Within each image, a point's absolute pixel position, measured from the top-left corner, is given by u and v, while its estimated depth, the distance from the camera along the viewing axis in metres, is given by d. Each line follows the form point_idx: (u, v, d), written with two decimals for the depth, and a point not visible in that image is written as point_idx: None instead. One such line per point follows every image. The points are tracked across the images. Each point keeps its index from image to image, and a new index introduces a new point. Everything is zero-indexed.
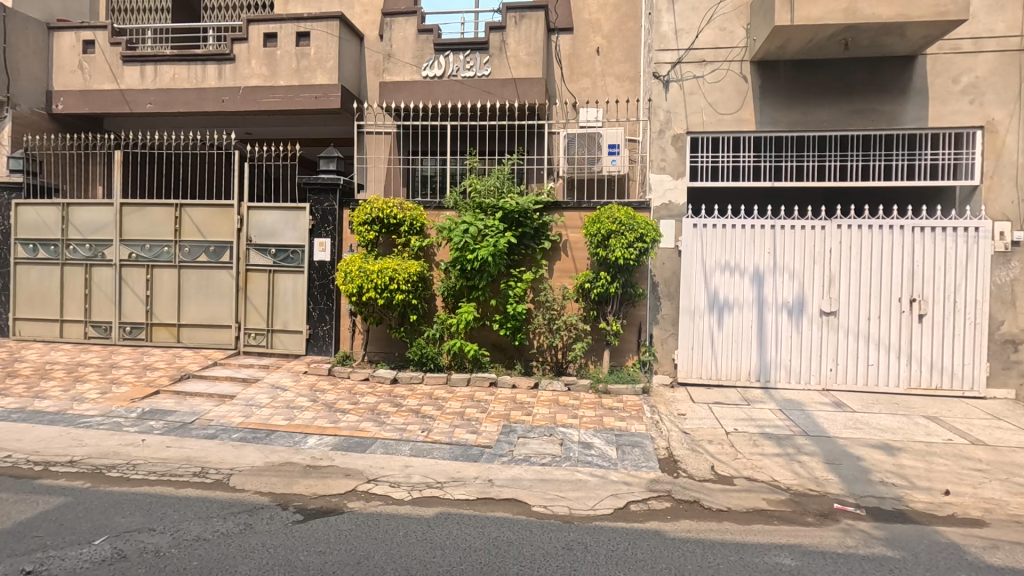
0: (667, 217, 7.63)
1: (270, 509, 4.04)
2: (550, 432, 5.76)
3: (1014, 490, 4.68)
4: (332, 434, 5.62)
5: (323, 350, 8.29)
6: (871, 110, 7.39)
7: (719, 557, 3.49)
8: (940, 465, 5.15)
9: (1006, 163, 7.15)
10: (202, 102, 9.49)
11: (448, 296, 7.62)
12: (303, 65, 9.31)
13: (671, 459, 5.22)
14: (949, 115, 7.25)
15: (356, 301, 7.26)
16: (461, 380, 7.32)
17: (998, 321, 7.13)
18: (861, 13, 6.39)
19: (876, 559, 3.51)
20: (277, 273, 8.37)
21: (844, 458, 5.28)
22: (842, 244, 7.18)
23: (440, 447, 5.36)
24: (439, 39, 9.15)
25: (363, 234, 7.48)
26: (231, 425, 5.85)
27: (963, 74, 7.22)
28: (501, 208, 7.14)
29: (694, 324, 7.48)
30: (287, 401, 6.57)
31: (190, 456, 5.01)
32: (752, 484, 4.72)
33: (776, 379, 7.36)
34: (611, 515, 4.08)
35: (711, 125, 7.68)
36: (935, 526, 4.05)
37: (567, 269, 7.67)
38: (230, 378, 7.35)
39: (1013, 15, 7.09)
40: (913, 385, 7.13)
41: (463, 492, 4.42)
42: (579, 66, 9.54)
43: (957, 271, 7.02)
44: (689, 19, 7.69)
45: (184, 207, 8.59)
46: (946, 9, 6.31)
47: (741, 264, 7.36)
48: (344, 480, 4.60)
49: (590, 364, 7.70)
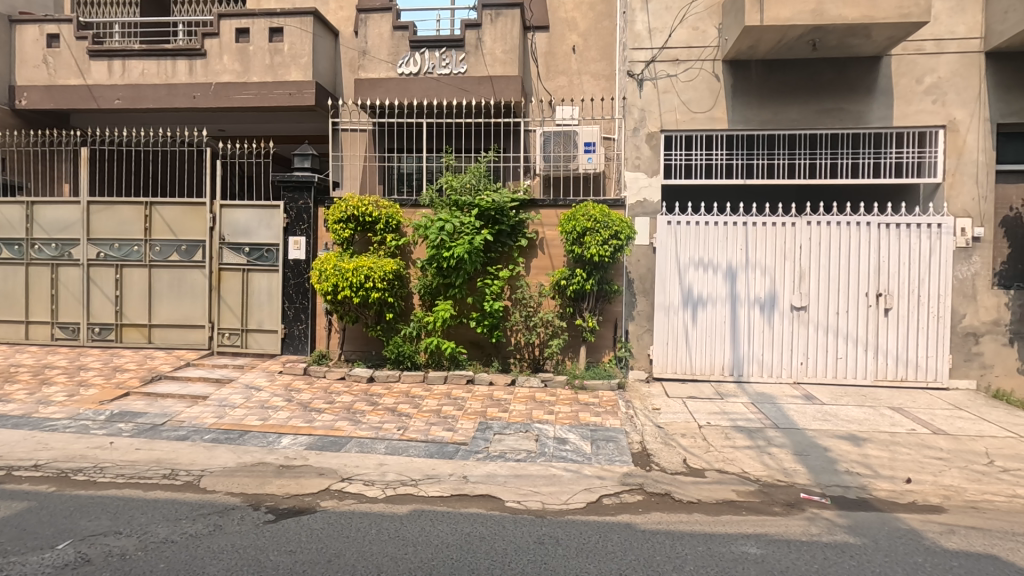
0: (642, 214, 7.72)
1: (241, 510, 4.01)
2: (526, 429, 5.80)
3: (971, 477, 4.85)
4: (307, 434, 5.59)
5: (299, 350, 8.21)
6: (839, 110, 7.56)
7: (688, 547, 3.56)
8: (903, 454, 5.32)
9: (967, 161, 7.37)
10: (173, 98, 9.31)
11: (425, 294, 7.62)
12: (277, 61, 9.18)
13: (644, 453, 5.31)
14: (914, 115, 7.45)
15: (331, 299, 7.20)
16: (438, 378, 7.31)
17: (960, 314, 7.35)
18: (829, 13, 6.53)
19: (838, 546, 3.62)
20: (251, 272, 8.27)
21: (812, 449, 5.43)
22: (812, 240, 7.34)
23: (416, 445, 5.36)
24: (414, 36, 9.10)
25: (338, 233, 7.46)
26: (203, 425, 5.78)
27: (926, 74, 7.42)
28: (478, 205, 7.18)
29: (669, 320, 7.58)
30: (262, 401, 6.52)
31: (160, 458, 4.94)
32: (722, 477, 4.82)
33: (749, 373, 7.50)
34: (584, 509, 4.14)
35: (684, 123, 7.78)
36: (896, 513, 4.18)
37: (544, 266, 7.71)
38: (203, 379, 7.25)
39: (973, 18, 7.31)
40: (880, 376, 7.32)
41: (437, 488, 4.44)
42: (555, 64, 9.58)
43: (921, 265, 7.22)
44: (662, 18, 7.78)
45: (155, 205, 8.43)
46: (909, 11, 6.47)
47: (715, 260, 7.47)
48: (318, 479, 4.58)
49: (567, 360, 7.76)
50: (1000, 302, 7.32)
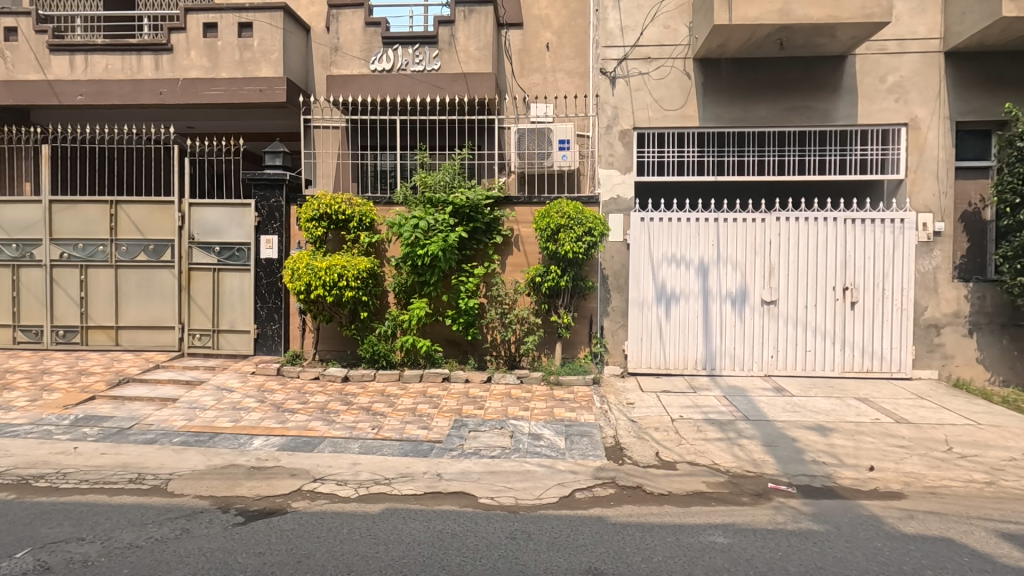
0: (616, 211, 7.83)
1: (210, 513, 3.95)
2: (501, 425, 5.82)
3: (931, 463, 5.02)
4: (279, 435, 5.53)
5: (272, 350, 8.10)
6: (807, 108, 7.72)
7: (657, 538, 3.62)
8: (867, 443, 5.47)
9: (928, 158, 7.59)
10: (138, 94, 9.07)
11: (400, 293, 7.58)
12: (246, 57, 9.02)
13: (617, 447, 5.36)
14: (877, 113, 7.65)
15: (304, 299, 7.12)
16: (414, 376, 7.30)
17: (922, 307, 7.59)
18: (795, 13, 6.65)
19: (801, 533, 3.72)
20: (222, 272, 8.13)
21: (781, 440, 5.55)
22: (781, 236, 7.49)
23: (390, 445, 5.32)
24: (387, 32, 9.03)
25: (310, 232, 7.39)
26: (172, 428, 5.67)
27: (889, 73, 7.61)
28: (451, 202, 7.15)
29: (643, 316, 7.66)
30: (233, 402, 6.43)
31: (127, 463, 4.83)
32: (693, 469, 4.90)
33: (721, 366, 7.62)
34: (556, 504, 4.17)
35: (656, 121, 7.89)
36: (859, 500, 4.31)
37: (519, 263, 7.73)
38: (173, 382, 7.12)
39: (933, 19, 7.52)
40: (847, 368, 7.52)
41: (410, 487, 4.42)
42: (529, 61, 9.59)
43: (885, 260, 7.42)
44: (634, 16, 7.85)
45: (121, 204, 8.23)
46: (872, 11, 6.63)
47: (687, 256, 7.57)
48: (289, 480, 4.54)
49: (543, 356, 7.80)
50: (960, 294, 7.56)
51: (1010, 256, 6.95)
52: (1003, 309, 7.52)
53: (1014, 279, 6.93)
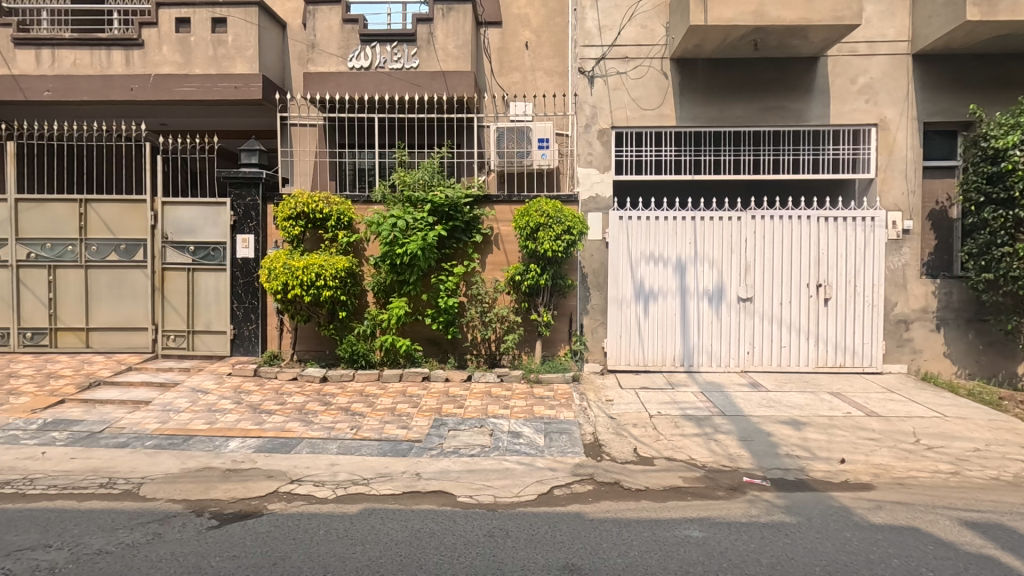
0: (595, 210, 7.88)
1: (183, 517, 3.89)
2: (480, 424, 5.82)
3: (899, 455, 5.16)
4: (256, 436, 5.46)
5: (249, 351, 8.00)
6: (781, 108, 7.85)
7: (634, 533, 3.66)
8: (839, 436, 5.60)
9: (898, 158, 7.77)
10: (108, 90, 8.86)
11: (379, 292, 7.53)
12: (220, 53, 8.86)
13: (596, 444, 5.41)
14: (849, 113, 7.81)
15: (281, 299, 7.03)
16: (394, 376, 7.27)
17: (892, 303, 7.78)
18: (768, 15, 6.76)
19: (774, 526, 3.80)
20: (196, 272, 7.99)
21: (756, 434, 5.65)
22: (756, 234, 7.61)
23: (369, 445, 5.30)
24: (364, 29, 8.95)
25: (287, 231, 7.30)
26: (145, 432, 5.56)
27: (860, 75, 7.78)
28: (431, 201, 7.11)
29: (622, 313, 7.73)
30: (209, 404, 6.33)
31: (97, 467, 4.73)
32: (671, 464, 4.97)
33: (698, 363, 7.73)
34: (535, 501, 4.19)
35: (634, 121, 7.96)
36: (830, 492, 4.41)
37: (499, 262, 7.75)
38: (147, 384, 6.98)
39: (901, 22, 7.70)
40: (821, 363, 7.68)
41: (389, 487, 4.41)
42: (508, 60, 9.60)
43: (857, 257, 7.59)
44: (612, 16, 7.90)
45: (90, 202, 8.04)
46: (843, 14, 6.77)
47: (665, 254, 7.65)
48: (265, 482, 4.49)
49: (523, 355, 7.83)
50: (928, 291, 7.77)
51: (975, 253, 7.14)
52: (968, 304, 7.75)
53: (978, 275, 7.12)
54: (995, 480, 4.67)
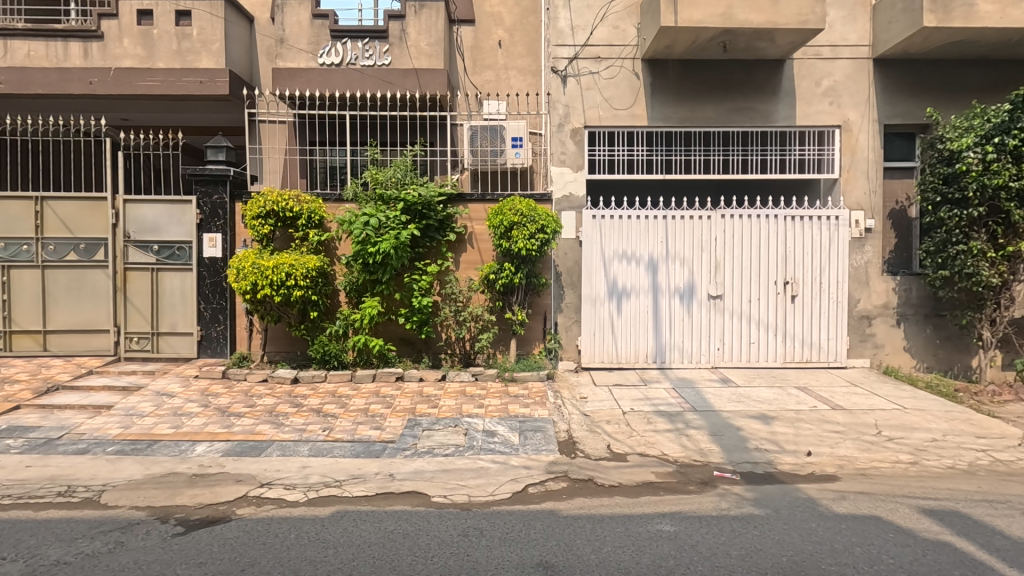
0: (568, 209, 7.92)
1: (147, 524, 3.77)
2: (455, 423, 5.80)
3: (862, 447, 5.32)
4: (224, 440, 5.34)
5: (218, 352, 7.81)
6: (749, 109, 8.02)
7: (607, 529, 3.69)
8: (805, 429, 5.75)
9: (860, 158, 8.02)
10: (65, 83, 8.53)
11: (352, 292, 7.43)
12: (185, 46, 8.62)
13: (570, 441, 5.44)
14: (814, 115, 8.02)
15: (250, 299, 6.88)
16: (367, 377, 7.19)
17: (856, 299, 8.03)
18: (736, 18, 6.90)
19: (744, 518, 3.88)
20: (161, 272, 7.76)
21: (727, 429, 5.76)
22: (726, 233, 7.76)
23: (341, 446, 5.23)
24: (335, 25, 8.82)
25: (256, 229, 7.14)
26: (107, 437, 5.37)
27: (824, 77, 8.00)
28: (404, 200, 7.03)
29: (595, 311, 7.79)
30: (174, 408, 6.16)
31: (55, 475, 4.55)
32: (643, 460, 5.03)
33: (670, 360, 7.84)
34: (509, 499, 4.20)
35: (607, 121, 8.02)
36: (797, 484, 4.53)
37: (473, 261, 7.74)
38: (108, 388, 6.75)
39: (862, 27, 7.94)
40: (788, 359, 7.88)
41: (362, 488, 4.36)
42: (481, 58, 9.57)
43: (822, 255, 7.80)
44: (584, 16, 7.94)
45: (47, 200, 7.73)
46: (807, 18, 6.94)
47: (638, 253, 7.74)
48: (234, 486, 4.38)
49: (498, 354, 7.83)
50: (889, 287, 8.04)
51: (933, 251, 7.43)
52: (927, 299, 8.04)
53: (936, 272, 7.40)
54: (951, 468, 4.86)
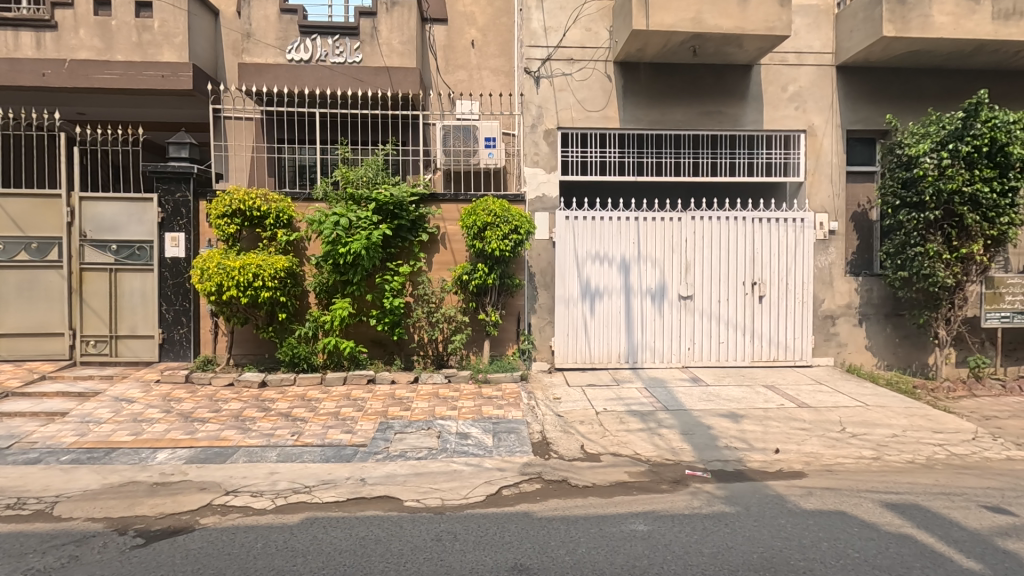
0: (542, 209, 7.93)
1: (104, 536, 3.61)
2: (427, 426, 5.73)
3: (828, 443, 5.46)
4: (187, 446, 5.15)
5: (180, 355, 7.54)
6: (718, 112, 8.16)
7: (581, 530, 3.69)
8: (773, 427, 5.87)
9: (824, 162, 8.25)
10: (16, 74, 8.12)
11: (321, 293, 7.28)
12: (145, 39, 8.32)
13: (544, 442, 5.43)
14: (780, 119, 8.21)
15: (216, 301, 6.68)
16: (337, 380, 7.04)
17: (820, 299, 8.25)
18: (706, 23, 7.01)
19: (715, 516, 3.93)
20: (120, 272, 7.46)
21: (697, 428, 5.84)
22: (696, 234, 7.88)
23: (311, 451, 5.11)
24: (304, 21, 8.65)
25: (222, 229, 6.93)
26: (61, 446, 5.13)
27: (790, 83, 8.20)
28: (375, 199, 6.91)
29: (569, 311, 7.80)
30: (134, 414, 5.92)
31: (3, 487, 4.32)
32: (617, 459, 5.06)
33: (642, 359, 7.92)
34: (483, 502, 4.16)
35: (580, 122, 8.06)
36: (766, 481, 4.61)
37: (446, 261, 7.68)
38: (62, 394, 6.45)
39: (826, 34, 8.17)
40: (756, 358, 8.04)
41: (332, 494, 4.26)
42: (453, 58, 9.51)
43: (788, 256, 7.99)
44: (557, 17, 7.97)
45: None
46: (774, 24, 7.10)
47: (610, 254, 7.79)
48: (198, 495, 4.23)
49: (471, 355, 7.78)
50: (852, 288, 8.28)
51: (893, 252, 7.69)
52: (887, 299, 8.31)
53: (895, 273, 7.66)
54: (911, 463, 5.02)
